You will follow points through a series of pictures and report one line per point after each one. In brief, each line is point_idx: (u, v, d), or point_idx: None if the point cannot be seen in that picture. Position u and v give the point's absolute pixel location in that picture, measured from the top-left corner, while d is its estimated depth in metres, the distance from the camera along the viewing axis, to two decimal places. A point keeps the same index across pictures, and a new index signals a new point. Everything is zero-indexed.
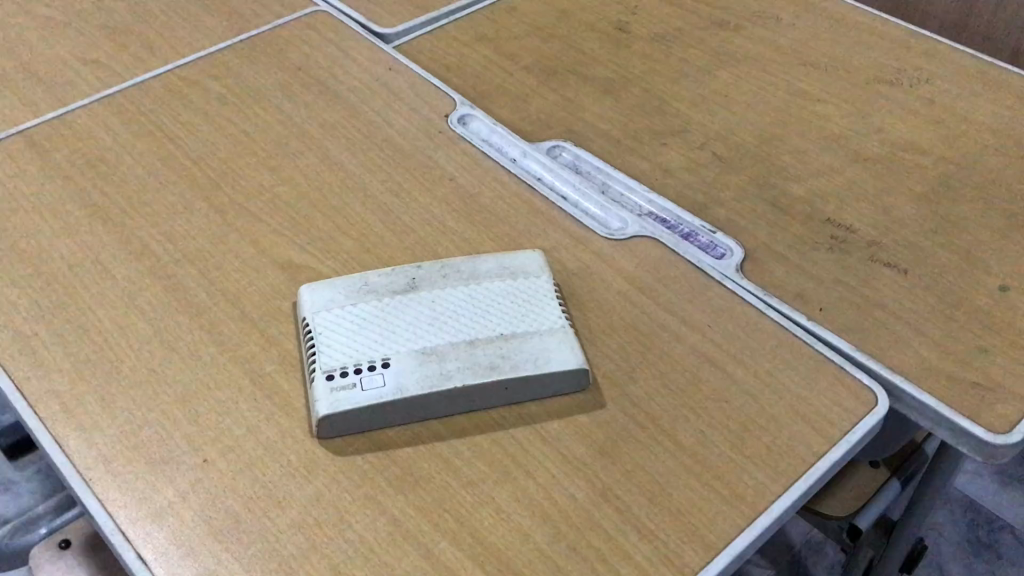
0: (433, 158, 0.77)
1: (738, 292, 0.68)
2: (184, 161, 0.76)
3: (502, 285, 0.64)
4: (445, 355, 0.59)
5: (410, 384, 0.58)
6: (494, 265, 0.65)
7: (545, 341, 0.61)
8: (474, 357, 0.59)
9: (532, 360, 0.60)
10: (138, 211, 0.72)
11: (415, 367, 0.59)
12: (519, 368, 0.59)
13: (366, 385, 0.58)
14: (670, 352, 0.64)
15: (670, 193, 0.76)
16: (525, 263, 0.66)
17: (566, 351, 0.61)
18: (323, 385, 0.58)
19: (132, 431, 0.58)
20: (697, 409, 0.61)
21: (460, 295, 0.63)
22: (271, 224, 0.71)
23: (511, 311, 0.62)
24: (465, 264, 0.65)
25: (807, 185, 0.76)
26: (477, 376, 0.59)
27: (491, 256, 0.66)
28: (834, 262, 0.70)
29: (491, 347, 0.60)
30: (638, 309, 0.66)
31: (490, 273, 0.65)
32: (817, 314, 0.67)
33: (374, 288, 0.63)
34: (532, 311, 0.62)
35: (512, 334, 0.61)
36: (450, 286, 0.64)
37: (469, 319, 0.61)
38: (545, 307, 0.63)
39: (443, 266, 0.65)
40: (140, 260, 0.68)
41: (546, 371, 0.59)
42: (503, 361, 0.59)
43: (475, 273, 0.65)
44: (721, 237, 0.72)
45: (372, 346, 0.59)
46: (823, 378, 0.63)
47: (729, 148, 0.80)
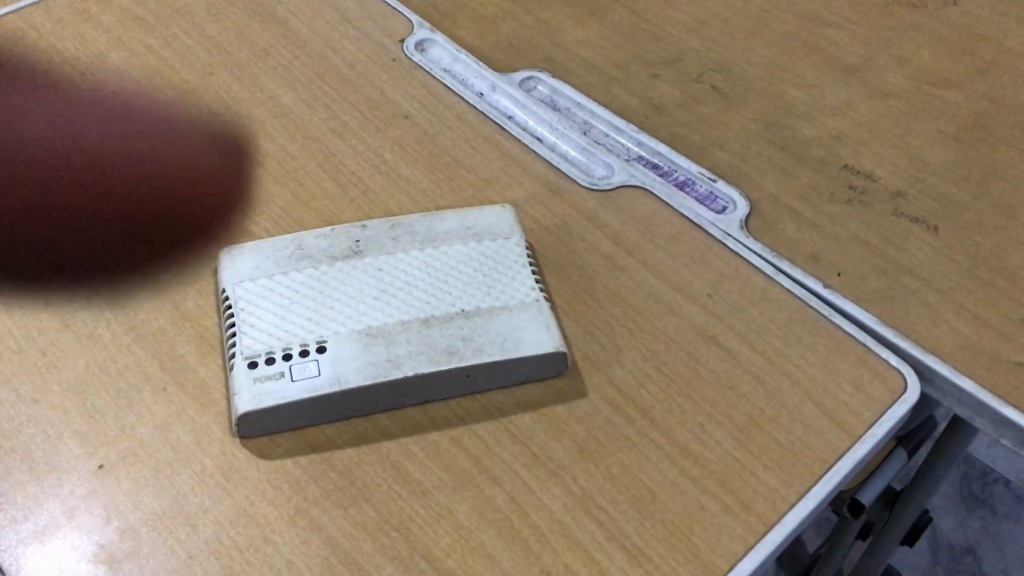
0: (385, 92, 0.65)
1: (742, 253, 0.57)
2: (90, 94, 0.64)
3: (463, 249, 0.53)
4: (393, 338, 0.49)
5: (351, 373, 0.48)
6: (453, 224, 0.55)
7: (514, 318, 0.51)
8: (428, 339, 0.49)
9: (498, 342, 0.50)
10: (33, 155, 0.60)
11: (356, 353, 0.48)
12: (483, 352, 0.49)
13: (296, 375, 0.48)
14: (662, 328, 0.54)
15: (663, 134, 0.65)
16: (491, 220, 0.55)
17: (540, 330, 0.50)
18: (244, 374, 0.48)
19: (13, 430, 0.48)
20: (695, 397, 0.51)
21: (412, 261, 0.53)
22: (191, 171, 0.60)
23: (475, 281, 0.52)
24: (419, 223, 0.55)
25: (821, 124, 0.66)
26: (433, 363, 0.49)
27: (450, 213, 0.56)
28: (853, 217, 0.60)
29: (449, 327, 0.50)
30: (624, 274, 0.56)
31: (450, 234, 0.54)
32: (836, 279, 0.57)
33: (309, 253, 0.53)
34: (499, 281, 0.52)
35: (475, 310, 0.50)
36: (400, 251, 0.53)
37: (423, 292, 0.51)
38: (515, 276, 0.53)
39: (392, 226, 0.55)
40: (33, 216, 0.57)
41: (517, 355, 0.49)
42: (464, 343, 0.49)
43: (432, 235, 0.54)
44: (721, 186, 0.62)
45: (305, 326, 0.49)
46: (843, 360, 0.53)
47: (730, 80, 0.69)
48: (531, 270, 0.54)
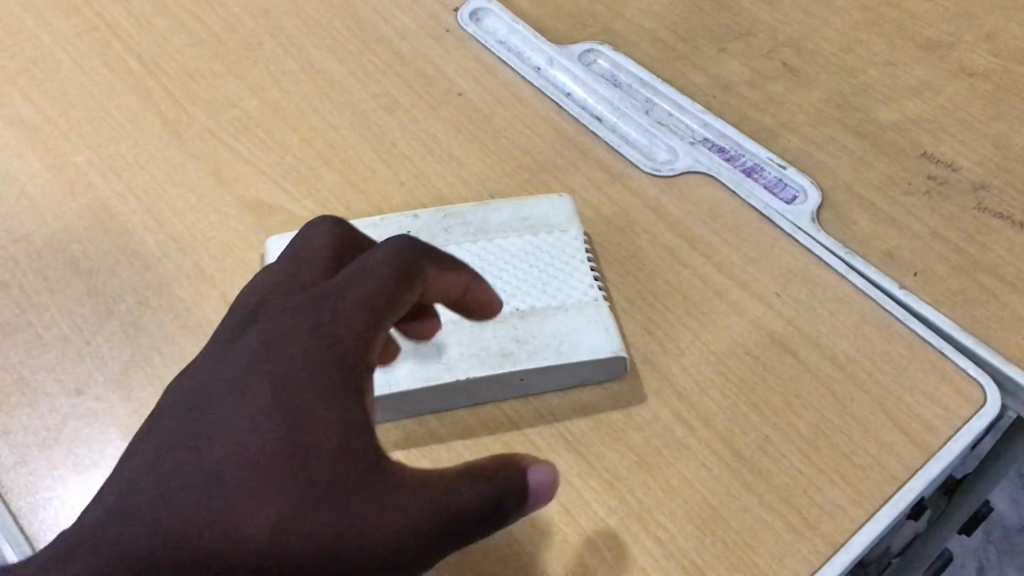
0: (438, 66, 0.63)
1: (813, 248, 0.54)
2: (135, 65, 0.62)
3: (517, 242, 0.51)
4: (444, 338, 0.47)
5: (400, 375, 0.46)
6: (508, 215, 0.53)
7: (570, 318, 0.48)
8: (481, 340, 0.47)
9: (554, 345, 0.47)
10: (77, 131, 0.58)
11: (406, 354, 0.47)
12: (538, 355, 0.47)
13: None
14: (726, 329, 0.51)
15: (730, 115, 0.62)
16: (548, 211, 0.53)
17: (597, 332, 0.48)
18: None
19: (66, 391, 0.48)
20: (759, 406, 0.48)
21: (464, 255, 0.51)
22: (237, 150, 0.58)
23: (529, 279, 0.50)
24: (472, 212, 0.53)
25: (899, 106, 0.62)
26: (486, 367, 0.47)
27: (505, 202, 0.53)
28: (932, 210, 0.56)
29: (503, 328, 0.48)
30: (686, 270, 0.53)
31: (504, 226, 0.52)
32: (911, 279, 0.54)
33: None
34: (555, 279, 0.50)
35: (529, 310, 0.48)
36: (453, 244, 0.51)
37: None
38: (572, 273, 0.50)
39: (444, 216, 0.53)
40: (77, 197, 0.56)
41: (573, 359, 0.47)
42: (518, 346, 0.47)
43: (485, 227, 0.52)
44: (791, 174, 0.58)
45: None
46: (918, 367, 0.50)
47: (803, 56, 0.65)
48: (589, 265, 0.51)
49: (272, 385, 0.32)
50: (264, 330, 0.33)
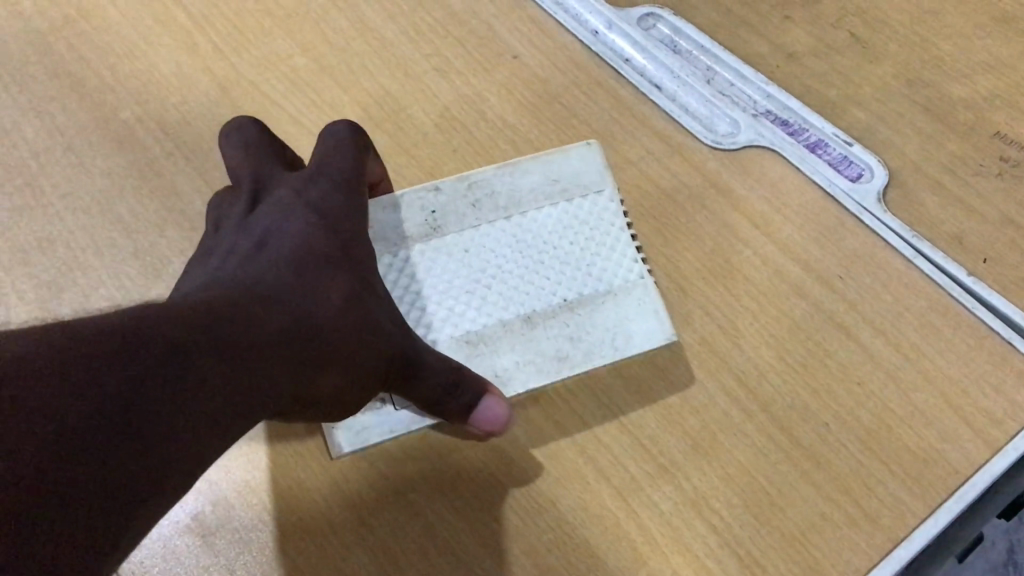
0: (493, 26, 0.61)
1: (879, 229, 0.52)
2: (182, 16, 0.60)
3: (552, 215, 0.49)
4: (495, 345, 0.46)
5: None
6: (537, 179, 0.50)
7: (619, 304, 0.47)
8: (535, 343, 0.47)
9: (609, 338, 0.47)
10: (125, 84, 0.57)
11: None
12: (594, 353, 0.47)
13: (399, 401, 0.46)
14: (787, 312, 0.49)
15: (794, 87, 0.60)
16: (576, 166, 0.51)
17: (648, 314, 0.47)
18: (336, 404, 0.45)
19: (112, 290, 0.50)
20: (819, 392, 0.47)
21: (501, 236, 0.49)
22: (288, 109, 0.56)
23: (571, 260, 0.48)
24: (498, 180, 0.50)
25: (971, 83, 0.59)
26: (544, 372, 0.46)
27: (532, 163, 0.50)
28: (1003, 194, 0.54)
29: (554, 325, 0.47)
30: (746, 248, 0.52)
31: (535, 196, 0.50)
32: (980, 266, 0.52)
33: (386, 232, 0.48)
34: (597, 258, 0.48)
35: (577, 300, 0.47)
36: (486, 225, 0.49)
37: (519, 280, 0.48)
38: (614, 249, 0.49)
39: (470, 186, 0.49)
40: (124, 152, 0.54)
41: (627, 354, 0.47)
42: (573, 345, 0.47)
43: (514, 199, 0.49)
44: (858, 151, 0.56)
45: None
46: (986, 358, 0.48)
47: (872, 26, 0.62)
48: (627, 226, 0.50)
49: (311, 214, 0.44)
50: (292, 181, 0.46)
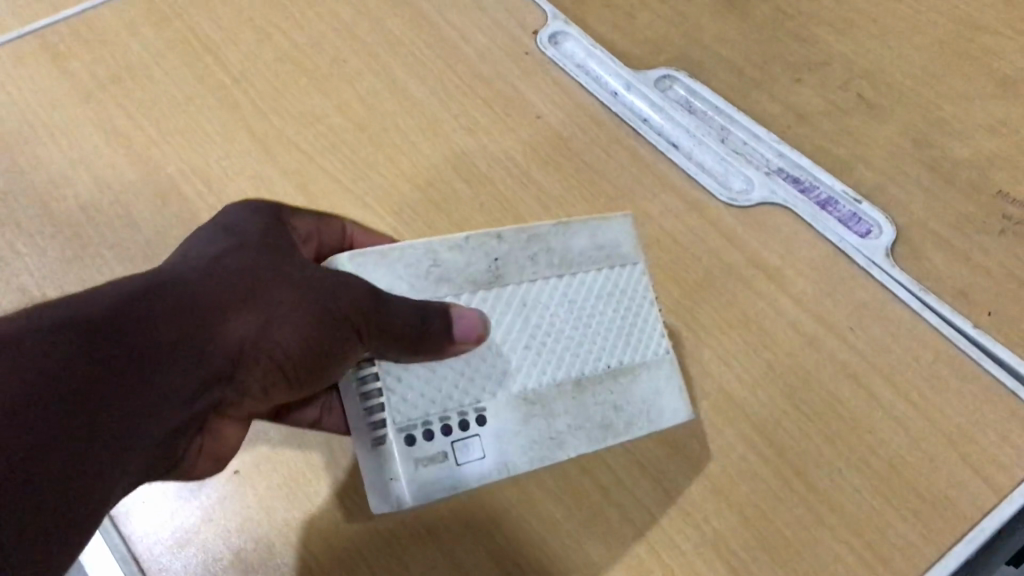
0: (517, 87, 0.64)
1: (887, 284, 0.55)
2: (224, 77, 0.64)
3: (599, 280, 0.48)
4: (552, 405, 0.45)
5: (517, 456, 0.44)
6: (586, 242, 0.48)
7: (653, 379, 0.48)
8: (587, 409, 0.46)
9: (643, 413, 0.47)
10: (169, 141, 0.60)
11: (518, 427, 0.44)
12: (632, 425, 0.47)
13: (460, 458, 0.43)
14: (801, 362, 0.52)
15: (804, 147, 0.63)
16: (616, 237, 0.49)
17: (675, 393, 0.48)
18: (401, 459, 0.41)
19: None
20: (833, 439, 0.49)
21: (556, 293, 0.46)
22: (324, 164, 0.59)
23: (611, 329, 0.48)
24: (554, 233, 0.47)
25: (974, 143, 0.62)
26: (594, 436, 0.46)
27: (581, 224, 0.48)
28: (1005, 250, 0.57)
29: (601, 391, 0.46)
30: (761, 301, 0.54)
31: (586, 259, 0.48)
32: (985, 319, 0.54)
33: (446, 275, 0.44)
34: (633, 331, 0.48)
35: (619, 369, 0.47)
36: (541, 278, 0.46)
37: (572, 339, 0.46)
38: (645, 326, 0.49)
39: (529, 237, 0.46)
40: (169, 204, 0.57)
41: (659, 427, 0.48)
42: (617, 415, 0.46)
43: (566, 258, 0.47)
44: (867, 209, 0.59)
45: (460, 393, 0.44)
46: (992, 407, 0.50)
47: (880, 89, 0.65)
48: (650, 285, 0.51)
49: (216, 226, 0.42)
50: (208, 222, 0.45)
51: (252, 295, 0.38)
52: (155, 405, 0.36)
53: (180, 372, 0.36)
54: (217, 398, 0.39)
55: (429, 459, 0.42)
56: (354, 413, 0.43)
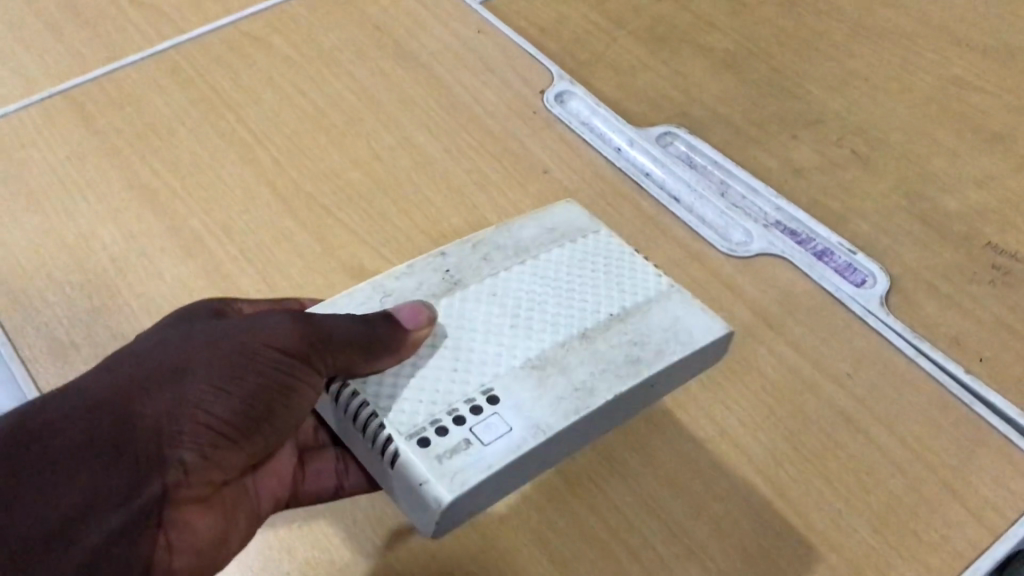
0: (526, 144, 0.67)
1: (882, 332, 0.57)
2: (246, 136, 0.67)
3: (560, 254, 0.51)
4: (565, 363, 0.45)
5: (543, 414, 0.43)
6: (536, 231, 0.53)
7: (664, 309, 0.48)
8: (603, 353, 0.46)
9: (669, 337, 0.47)
10: (193, 195, 0.63)
11: (536, 393, 0.44)
12: (663, 352, 0.46)
13: (485, 437, 0.42)
14: (800, 406, 0.54)
15: (801, 200, 0.65)
16: (569, 219, 0.54)
17: (695, 313, 0.48)
18: (419, 457, 0.41)
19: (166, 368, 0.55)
20: (833, 480, 0.51)
21: (525, 276, 0.50)
22: (342, 218, 0.62)
23: (602, 287, 0.49)
24: (501, 237, 0.52)
25: (963, 197, 0.65)
26: (622, 371, 0.45)
27: (523, 220, 0.53)
28: (995, 299, 0.59)
29: (612, 335, 0.46)
30: (762, 348, 0.56)
31: (539, 242, 0.52)
32: (977, 365, 0.56)
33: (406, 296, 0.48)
34: (623, 279, 0.50)
35: (625, 313, 0.48)
36: (508, 270, 0.50)
37: (564, 306, 0.48)
38: (632, 269, 0.50)
39: (475, 245, 0.51)
40: (192, 255, 0.60)
41: (696, 344, 0.46)
42: (641, 348, 0.46)
43: (521, 249, 0.51)
44: (862, 259, 0.61)
45: (461, 386, 0.44)
46: (984, 450, 0.52)
47: (873, 146, 0.68)
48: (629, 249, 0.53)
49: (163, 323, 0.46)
50: None
51: (167, 380, 0.40)
52: (91, 500, 0.37)
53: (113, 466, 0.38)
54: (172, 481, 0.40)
55: (452, 450, 0.41)
56: (361, 448, 0.43)
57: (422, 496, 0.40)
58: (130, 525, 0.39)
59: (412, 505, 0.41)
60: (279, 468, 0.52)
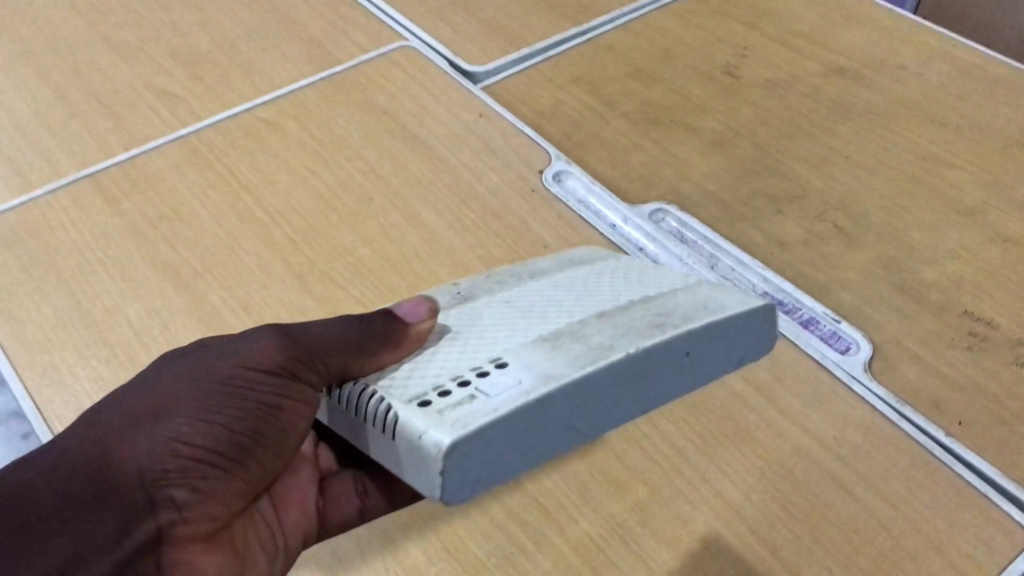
0: (527, 221, 0.71)
1: (866, 397, 0.61)
2: (262, 216, 0.71)
3: (580, 275, 0.50)
4: (582, 331, 0.41)
5: (556, 365, 0.38)
6: (554, 266, 0.52)
7: (691, 293, 0.45)
8: (627, 322, 0.41)
9: (697, 308, 0.42)
10: (212, 272, 0.67)
11: (549, 351, 0.39)
12: (693, 318, 0.41)
13: (491, 390, 0.37)
14: (790, 469, 0.57)
15: (788, 272, 0.69)
16: (583, 256, 0.54)
17: (728, 296, 0.44)
18: (418, 414, 0.37)
19: None
20: (822, 539, 0.54)
21: (540, 289, 0.48)
22: (354, 292, 0.65)
23: (624, 288, 0.46)
24: (520, 272, 0.52)
25: (941, 268, 0.69)
26: (644, 330, 0.40)
27: (540, 262, 0.53)
28: (973, 364, 0.63)
29: (635, 312, 0.43)
30: (753, 413, 0.60)
31: (557, 271, 0.51)
32: (957, 428, 0.59)
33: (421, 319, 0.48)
34: (649, 282, 0.47)
35: (646, 298, 0.44)
36: (524, 288, 0.48)
37: (583, 299, 0.45)
38: (659, 278, 0.48)
39: (491, 282, 0.51)
40: (212, 329, 0.63)
41: (729, 313, 0.42)
42: (668, 316, 0.42)
43: (536, 276, 0.51)
44: (846, 327, 0.65)
45: (470, 361, 0.41)
46: (966, 508, 0.55)
47: (854, 220, 0.72)
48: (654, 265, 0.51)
49: None
50: None
51: (151, 419, 0.42)
52: (78, 550, 0.39)
53: (98, 517, 0.40)
54: (166, 518, 0.42)
55: (455, 404, 0.37)
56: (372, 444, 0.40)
57: (422, 447, 0.35)
58: (127, 566, 0.41)
59: (417, 471, 0.36)
60: (306, 502, 0.55)
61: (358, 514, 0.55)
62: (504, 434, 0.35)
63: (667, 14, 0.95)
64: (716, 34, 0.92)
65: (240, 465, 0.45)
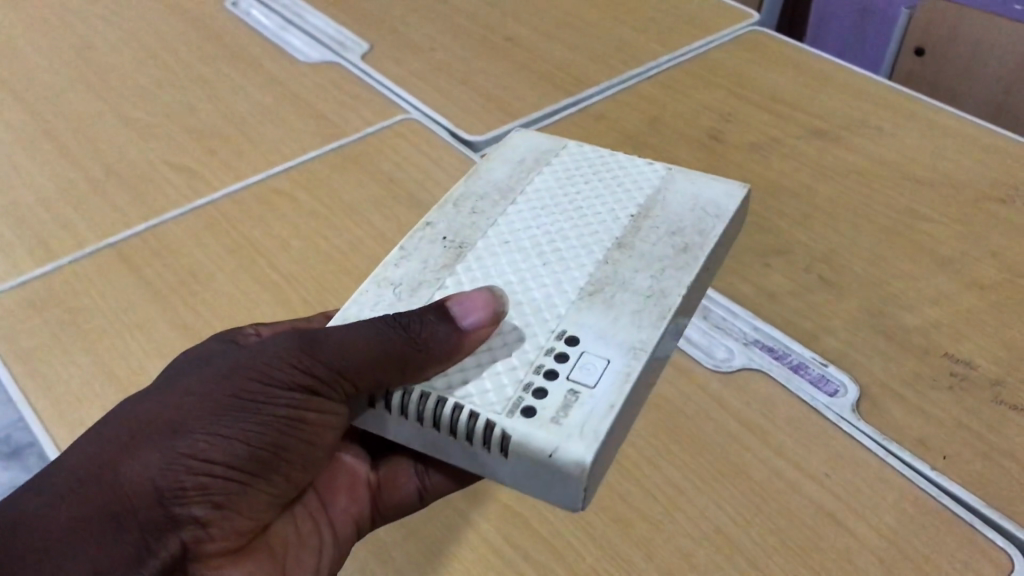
0: None
1: (855, 435, 0.64)
2: (277, 278, 0.75)
3: (543, 180, 0.60)
4: (622, 283, 0.51)
5: (622, 334, 0.47)
6: (503, 172, 0.61)
7: (675, 192, 0.57)
8: (655, 251, 0.52)
9: (695, 220, 0.55)
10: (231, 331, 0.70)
11: (610, 309, 0.49)
12: (703, 231, 0.54)
13: (588, 380, 0.45)
14: (785, 504, 0.60)
15: (776, 320, 0.73)
16: (517, 150, 0.63)
17: (704, 187, 0.57)
18: (533, 428, 0.43)
19: None
20: (817, 569, 0.56)
21: (527, 214, 0.57)
22: None
23: (609, 202, 0.57)
24: (481, 185, 0.60)
25: (921, 314, 0.72)
26: (676, 273, 0.51)
27: (483, 169, 0.61)
28: (954, 403, 0.66)
29: (649, 237, 0.54)
30: (748, 453, 0.63)
31: (515, 180, 0.60)
32: (942, 461, 0.62)
33: (430, 266, 0.54)
34: (625, 187, 0.58)
35: (643, 210, 0.56)
36: (512, 214, 0.57)
37: (586, 233, 0.54)
38: (622, 176, 0.59)
39: (461, 207, 0.58)
40: None
41: (725, 211, 0.56)
42: (681, 238, 0.53)
43: (502, 190, 0.59)
44: (833, 371, 0.68)
45: (537, 344, 0.48)
46: (952, 537, 0.58)
47: (837, 271, 0.76)
48: (602, 160, 0.61)
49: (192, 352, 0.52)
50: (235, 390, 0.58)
51: (167, 436, 0.46)
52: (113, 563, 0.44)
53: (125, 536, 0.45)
54: (190, 533, 0.47)
55: (562, 410, 0.44)
56: (464, 449, 0.46)
57: (558, 463, 0.42)
58: None
59: (548, 481, 0.44)
60: (356, 495, 0.60)
61: (417, 495, 0.58)
62: (617, 420, 0.44)
63: (654, 84, 1.00)
64: (700, 102, 0.97)
65: (259, 476, 0.49)
